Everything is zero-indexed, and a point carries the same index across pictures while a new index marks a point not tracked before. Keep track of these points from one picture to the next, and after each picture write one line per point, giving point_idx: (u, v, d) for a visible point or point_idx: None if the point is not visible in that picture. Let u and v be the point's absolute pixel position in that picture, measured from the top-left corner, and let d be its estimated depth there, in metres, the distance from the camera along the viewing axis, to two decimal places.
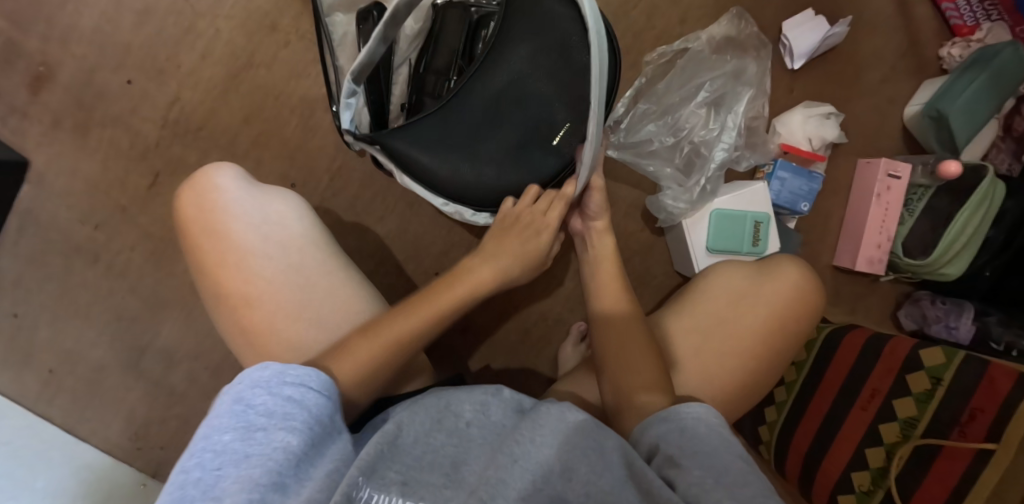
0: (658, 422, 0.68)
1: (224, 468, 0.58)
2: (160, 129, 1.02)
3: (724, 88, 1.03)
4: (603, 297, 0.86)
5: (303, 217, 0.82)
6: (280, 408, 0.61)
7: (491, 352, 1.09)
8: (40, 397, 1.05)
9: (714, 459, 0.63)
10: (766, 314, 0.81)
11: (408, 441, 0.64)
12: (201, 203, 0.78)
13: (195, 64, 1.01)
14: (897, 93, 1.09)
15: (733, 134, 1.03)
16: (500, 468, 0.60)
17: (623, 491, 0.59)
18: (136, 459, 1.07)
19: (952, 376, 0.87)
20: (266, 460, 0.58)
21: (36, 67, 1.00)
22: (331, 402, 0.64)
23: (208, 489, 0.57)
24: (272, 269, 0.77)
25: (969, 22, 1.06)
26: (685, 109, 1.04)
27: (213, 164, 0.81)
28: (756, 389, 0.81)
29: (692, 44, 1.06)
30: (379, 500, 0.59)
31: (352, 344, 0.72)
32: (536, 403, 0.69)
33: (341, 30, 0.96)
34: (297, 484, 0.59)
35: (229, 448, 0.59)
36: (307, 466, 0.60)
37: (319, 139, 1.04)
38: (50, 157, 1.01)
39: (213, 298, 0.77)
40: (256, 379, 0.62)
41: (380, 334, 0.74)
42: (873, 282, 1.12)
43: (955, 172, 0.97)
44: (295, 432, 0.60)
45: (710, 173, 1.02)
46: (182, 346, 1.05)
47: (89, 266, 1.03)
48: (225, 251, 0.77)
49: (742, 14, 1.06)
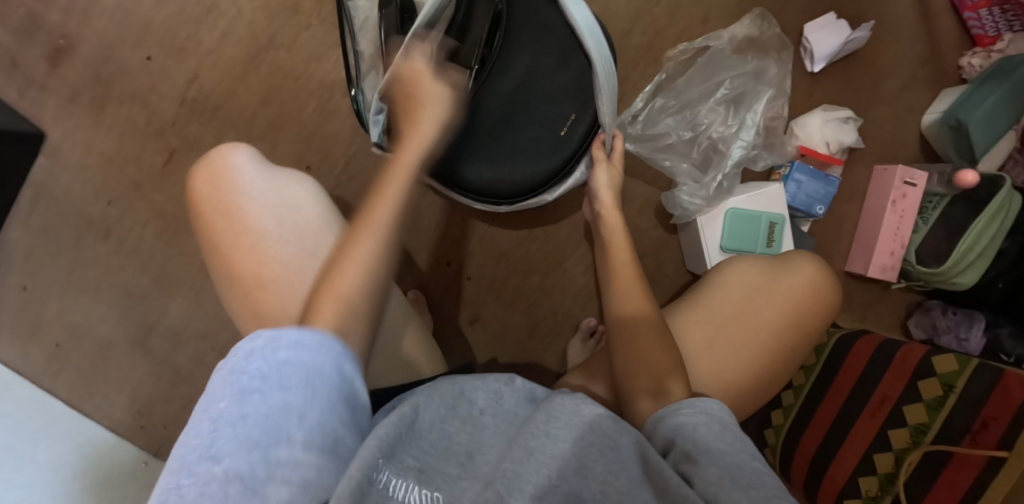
0: (672, 419, 0.68)
1: (220, 427, 0.56)
2: (177, 106, 1.02)
3: (744, 86, 1.04)
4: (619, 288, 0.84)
5: (318, 196, 0.81)
6: (278, 366, 0.58)
7: (500, 344, 1.09)
8: (45, 371, 1.05)
9: (728, 458, 0.62)
10: (779, 310, 0.81)
11: (424, 425, 0.64)
12: (217, 185, 0.78)
13: (215, 42, 1.01)
14: (916, 101, 1.09)
15: (752, 133, 1.03)
16: (516, 461, 0.60)
17: (636, 493, 0.59)
18: (138, 438, 1.07)
19: (963, 384, 0.86)
20: (264, 420, 0.56)
21: (56, 40, 0.99)
22: (334, 353, 0.60)
23: (205, 451, 0.55)
24: (287, 252, 0.76)
25: (991, 32, 1.05)
26: (704, 105, 1.04)
27: (226, 145, 0.80)
28: (768, 388, 0.81)
29: (713, 42, 1.06)
30: (397, 485, 0.58)
31: (343, 259, 0.66)
32: (548, 393, 0.69)
33: (363, 15, 0.96)
34: (303, 435, 0.57)
35: (225, 409, 0.57)
36: (314, 416, 0.57)
37: (335, 124, 1.03)
38: (66, 130, 1.01)
39: (228, 281, 0.77)
40: (250, 347, 0.59)
41: (362, 235, 0.68)
42: (886, 289, 1.11)
43: (973, 181, 0.97)
44: (292, 390, 0.57)
45: (728, 169, 1.03)
46: (190, 325, 1.05)
47: (99, 241, 1.03)
48: (241, 233, 0.76)
49: (764, 14, 1.06)
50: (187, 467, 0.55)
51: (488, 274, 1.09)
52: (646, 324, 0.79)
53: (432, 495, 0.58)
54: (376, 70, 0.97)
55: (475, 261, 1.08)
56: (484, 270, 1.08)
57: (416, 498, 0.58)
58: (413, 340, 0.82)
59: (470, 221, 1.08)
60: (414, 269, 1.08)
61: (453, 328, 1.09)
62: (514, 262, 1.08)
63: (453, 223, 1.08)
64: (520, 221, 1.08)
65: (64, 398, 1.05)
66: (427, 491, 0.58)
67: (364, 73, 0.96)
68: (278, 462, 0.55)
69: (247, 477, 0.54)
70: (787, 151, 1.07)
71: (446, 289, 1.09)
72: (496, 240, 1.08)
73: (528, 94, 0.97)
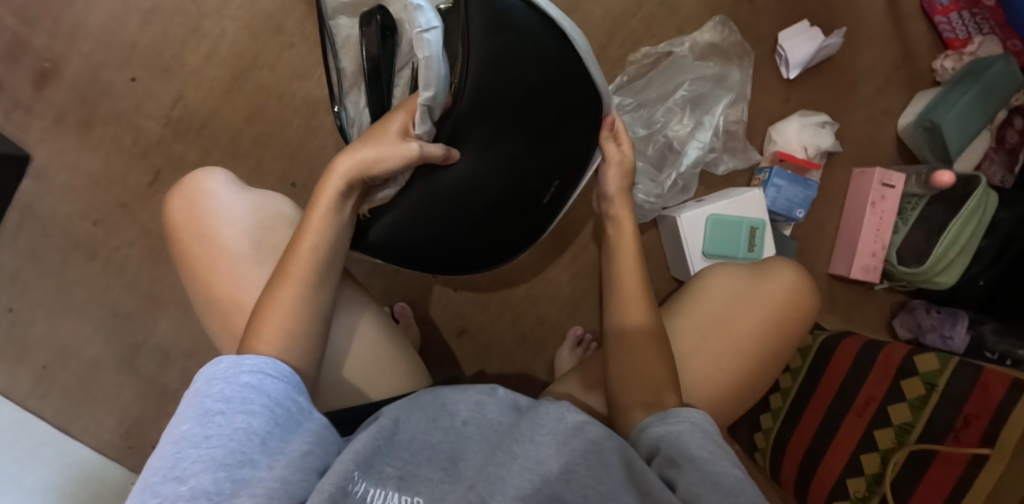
0: (660, 424, 0.68)
1: (184, 450, 0.57)
2: (162, 126, 1.03)
3: (703, 89, 1.06)
4: (621, 295, 0.80)
5: (295, 217, 0.79)
6: (242, 395, 0.61)
7: (487, 355, 1.09)
8: (32, 392, 1.04)
9: (711, 464, 0.62)
10: (761, 314, 0.81)
11: (405, 436, 0.64)
12: (192, 210, 0.75)
13: (199, 63, 1.02)
14: (892, 104, 1.11)
15: (709, 134, 1.05)
16: (498, 465, 0.61)
17: (619, 494, 0.59)
18: (127, 458, 1.07)
19: (945, 382, 0.87)
20: (229, 442, 0.58)
21: (42, 63, 1.00)
22: (291, 383, 0.64)
23: (171, 473, 0.56)
24: (265, 274, 0.74)
25: (961, 35, 1.08)
26: (662, 105, 1.06)
27: (201, 169, 0.77)
28: (756, 387, 0.81)
29: (676, 47, 1.07)
30: (375, 494, 0.58)
31: (264, 309, 0.68)
32: (532, 401, 0.68)
33: (345, 32, 0.98)
34: (267, 458, 0.58)
35: (189, 432, 0.58)
36: (276, 442, 0.60)
37: (319, 141, 1.05)
38: (53, 152, 1.02)
39: (205, 304, 0.74)
40: (212, 371, 0.62)
41: (281, 288, 0.69)
42: (869, 291, 1.13)
43: (948, 182, 0.99)
44: (257, 415, 0.60)
45: (682, 169, 1.05)
46: (178, 343, 1.06)
47: (86, 261, 1.03)
48: (218, 256, 0.74)
49: (726, 20, 1.08)
50: (152, 488, 0.55)
51: (474, 286, 1.09)
52: (638, 325, 0.77)
53: (413, 500, 0.59)
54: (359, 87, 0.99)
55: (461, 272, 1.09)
56: (470, 281, 1.09)
57: None
58: (396, 357, 0.81)
59: None
60: (401, 283, 1.09)
61: (439, 341, 1.09)
62: (499, 272, 1.09)
63: None
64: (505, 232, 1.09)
65: (50, 420, 1.05)
66: (407, 497, 0.59)
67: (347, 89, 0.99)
68: (245, 482, 0.56)
69: (214, 494, 0.55)
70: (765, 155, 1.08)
71: (433, 303, 1.09)
72: None
73: (499, 160, 0.80)
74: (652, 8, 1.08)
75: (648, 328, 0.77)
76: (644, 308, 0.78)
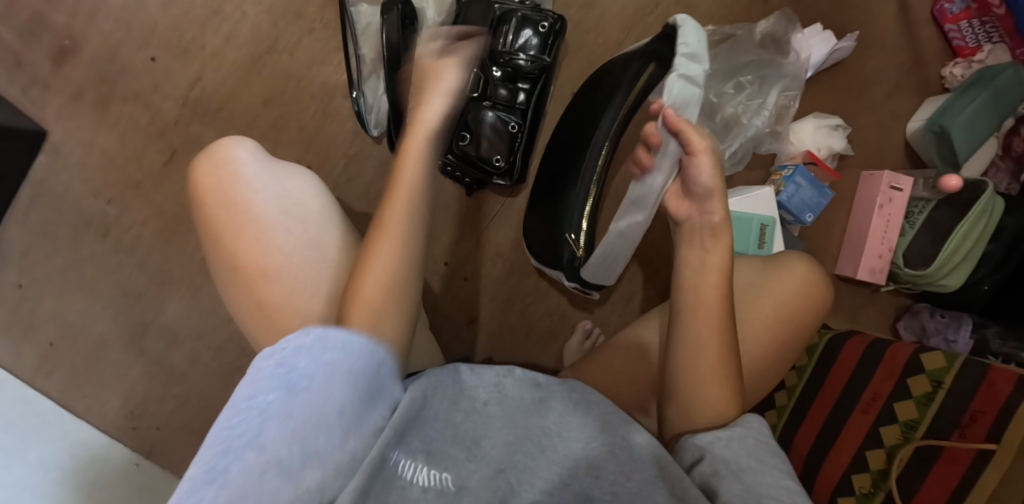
0: (704, 432, 0.66)
1: (268, 420, 0.55)
2: (179, 106, 1.03)
3: (766, 71, 1.08)
4: (699, 333, 0.70)
5: (324, 193, 0.80)
6: (324, 363, 0.57)
7: (496, 346, 1.10)
8: (38, 370, 1.04)
9: (757, 478, 0.60)
10: (775, 304, 0.81)
11: (430, 414, 0.63)
12: (219, 176, 0.75)
13: (219, 45, 1.03)
14: (901, 109, 1.13)
15: (768, 113, 1.07)
16: (528, 455, 0.62)
17: (649, 493, 0.60)
18: (130, 438, 1.07)
19: (952, 380, 0.88)
20: (311, 417, 0.56)
21: (61, 40, 1.01)
22: (378, 357, 0.61)
23: (251, 441, 0.55)
24: (291, 243, 0.74)
25: (971, 44, 1.09)
26: (731, 79, 1.09)
27: (229, 137, 0.77)
28: (767, 371, 0.81)
29: (738, 30, 1.08)
30: (406, 464, 0.60)
31: (358, 280, 0.67)
32: (551, 378, 0.67)
33: (366, 20, 1.01)
34: (344, 432, 0.57)
35: (273, 402, 0.56)
36: (355, 414, 0.58)
37: (335, 126, 1.05)
38: (68, 129, 1.02)
39: (228, 272, 0.74)
40: (299, 342, 0.58)
41: (379, 249, 0.68)
42: (875, 292, 1.14)
43: (955, 187, 1.00)
44: (335, 387, 0.57)
45: (744, 139, 1.07)
46: (185, 325, 1.06)
47: (98, 240, 1.03)
48: (245, 223, 0.74)
49: (792, 17, 1.08)
50: (234, 451, 0.54)
51: (485, 275, 1.09)
52: (711, 366, 0.69)
53: (441, 476, 0.60)
54: (376, 75, 1.02)
55: (474, 262, 1.09)
56: (481, 270, 1.09)
57: (424, 479, 0.60)
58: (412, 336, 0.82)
59: (468, 222, 1.09)
60: None
61: (447, 331, 1.09)
62: (511, 263, 1.09)
63: (452, 223, 1.08)
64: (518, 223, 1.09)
65: (55, 398, 1.05)
66: (435, 472, 0.60)
67: (365, 77, 1.02)
68: (318, 454, 0.56)
69: (289, 463, 0.55)
70: (790, 152, 1.09)
71: (444, 291, 1.09)
72: (494, 241, 1.09)
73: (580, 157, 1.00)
74: (669, 6, 1.09)
75: (721, 369, 0.68)
76: (717, 331, 0.69)
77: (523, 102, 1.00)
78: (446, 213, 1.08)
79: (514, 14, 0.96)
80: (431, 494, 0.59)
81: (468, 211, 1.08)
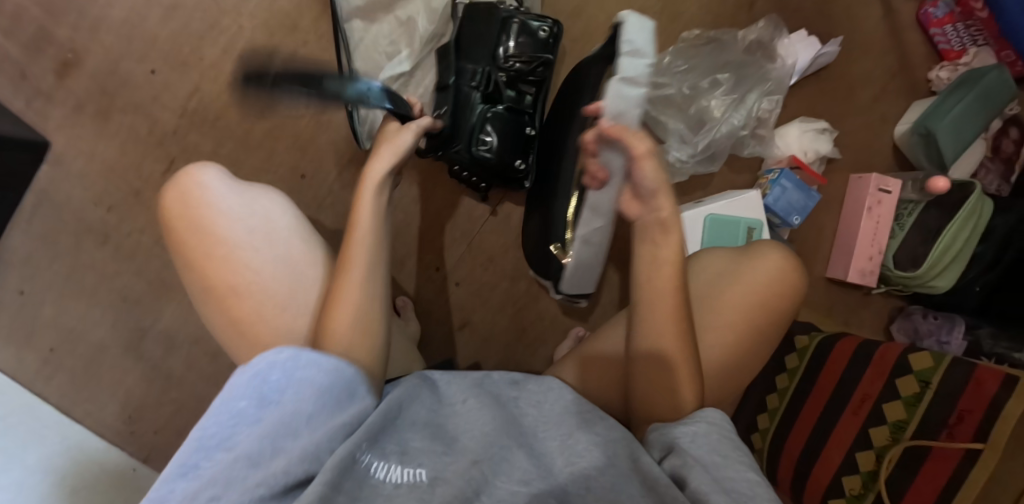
0: (670, 426, 0.66)
1: (238, 425, 0.57)
2: (178, 117, 1.06)
3: (746, 73, 1.09)
4: (658, 324, 0.70)
5: (293, 208, 0.82)
6: (296, 379, 0.59)
7: (487, 350, 1.11)
8: (38, 374, 1.06)
9: (719, 472, 0.61)
10: (749, 293, 0.81)
11: (409, 419, 0.65)
12: (186, 201, 0.76)
13: (216, 58, 1.06)
14: (889, 112, 1.14)
15: (743, 113, 1.08)
16: (504, 448, 0.63)
17: (624, 488, 0.59)
18: (128, 443, 1.08)
19: (940, 379, 0.88)
20: (280, 421, 0.58)
21: (65, 54, 1.04)
22: (347, 377, 0.62)
23: (224, 438, 0.57)
24: (262, 260, 0.76)
25: (957, 47, 1.10)
26: (709, 77, 1.09)
27: (194, 164, 0.79)
28: (747, 358, 0.81)
29: (724, 35, 1.09)
30: (379, 466, 0.59)
31: (334, 293, 0.69)
32: (527, 378, 0.72)
33: (358, 36, 1.03)
34: (308, 430, 0.59)
35: (243, 411, 0.58)
36: (323, 418, 0.60)
37: (330, 135, 1.08)
38: (70, 139, 1.05)
39: (201, 291, 0.76)
40: (273, 360, 0.59)
41: (350, 265, 0.69)
42: (866, 295, 1.14)
43: (943, 188, 1.00)
44: (304, 399, 0.59)
45: (716, 135, 1.07)
46: (183, 329, 1.08)
47: (99, 246, 1.06)
48: (213, 244, 0.75)
49: (778, 22, 1.10)
50: (206, 448, 0.57)
51: (476, 279, 1.11)
52: (673, 350, 0.69)
53: (416, 472, 0.60)
54: None
55: (464, 267, 1.10)
56: (472, 275, 1.10)
57: (397, 478, 0.59)
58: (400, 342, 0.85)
59: (460, 227, 1.10)
60: (405, 276, 1.10)
61: (439, 335, 1.10)
62: (502, 268, 1.11)
63: (443, 228, 1.10)
64: (509, 229, 1.11)
65: (54, 403, 1.06)
66: (410, 469, 0.60)
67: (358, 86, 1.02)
68: (281, 447, 0.57)
69: (253, 457, 0.56)
70: (777, 156, 1.10)
71: (436, 296, 1.10)
72: (484, 246, 1.11)
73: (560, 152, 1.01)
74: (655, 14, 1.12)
75: (683, 353, 0.69)
76: (674, 318, 0.70)
77: (529, 102, 1.02)
78: (438, 218, 1.10)
79: (513, 20, 0.97)
80: (404, 489, 0.58)
81: (460, 217, 1.10)
